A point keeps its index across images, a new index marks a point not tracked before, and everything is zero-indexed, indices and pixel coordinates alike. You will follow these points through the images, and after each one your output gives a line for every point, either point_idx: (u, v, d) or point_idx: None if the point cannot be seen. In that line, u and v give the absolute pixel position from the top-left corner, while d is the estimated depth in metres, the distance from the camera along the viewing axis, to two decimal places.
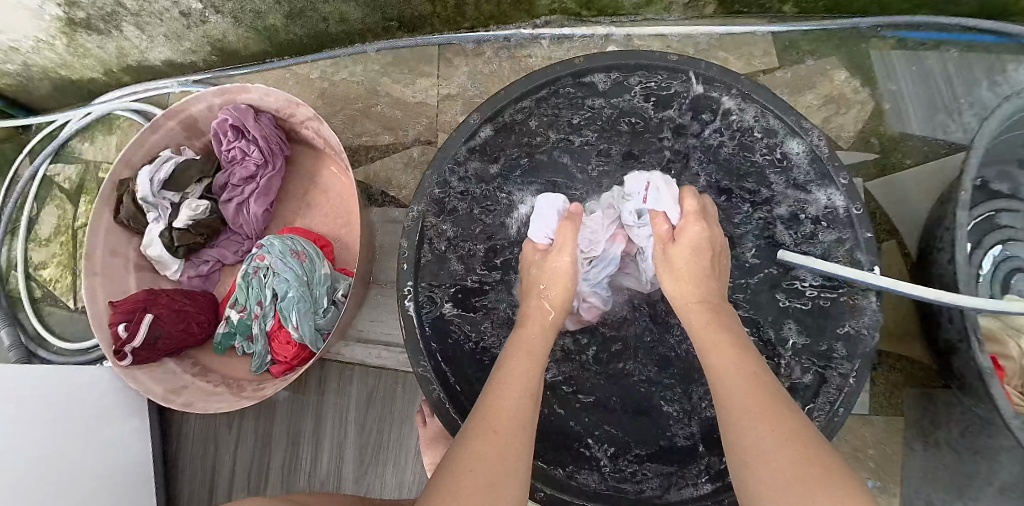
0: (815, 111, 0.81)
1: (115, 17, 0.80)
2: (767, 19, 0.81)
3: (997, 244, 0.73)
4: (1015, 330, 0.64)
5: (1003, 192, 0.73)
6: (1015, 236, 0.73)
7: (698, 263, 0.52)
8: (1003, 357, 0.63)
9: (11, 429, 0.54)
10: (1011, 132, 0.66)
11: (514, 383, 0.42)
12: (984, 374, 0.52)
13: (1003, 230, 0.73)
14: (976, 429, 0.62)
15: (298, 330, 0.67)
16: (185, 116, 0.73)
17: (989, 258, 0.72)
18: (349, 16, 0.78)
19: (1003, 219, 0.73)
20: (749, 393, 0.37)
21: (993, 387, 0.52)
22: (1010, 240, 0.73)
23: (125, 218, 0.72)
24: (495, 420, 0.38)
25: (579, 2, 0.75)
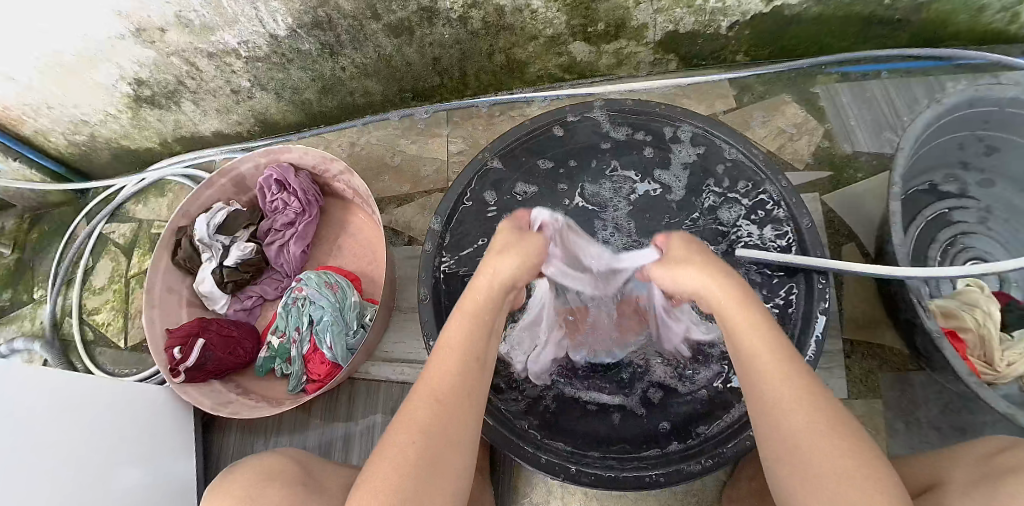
0: (771, 142, 0.95)
1: (176, 94, 0.96)
2: (722, 69, 0.98)
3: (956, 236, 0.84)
4: (969, 306, 0.73)
5: (952, 192, 0.86)
6: (968, 229, 0.84)
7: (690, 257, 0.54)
8: (962, 332, 0.72)
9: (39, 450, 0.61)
10: (943, 139, 0.78)
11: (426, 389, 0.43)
12: (935, 338, 0.64)
13: (956, 225, 0.85)
14: (958, 406, 0.75)
15: (333, 349, 0.77)
16: (235, 174, 0.88)
17: (949, 249, 0.83)
18: (372, 90, 0.95)
19: (956, 216, 0.85)
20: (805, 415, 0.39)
21: (948, 350, 0.63)
22: (965, 233, 0.84)
23: (182, 258, 0.85)
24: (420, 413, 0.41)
25: (563, 67, 0.92)
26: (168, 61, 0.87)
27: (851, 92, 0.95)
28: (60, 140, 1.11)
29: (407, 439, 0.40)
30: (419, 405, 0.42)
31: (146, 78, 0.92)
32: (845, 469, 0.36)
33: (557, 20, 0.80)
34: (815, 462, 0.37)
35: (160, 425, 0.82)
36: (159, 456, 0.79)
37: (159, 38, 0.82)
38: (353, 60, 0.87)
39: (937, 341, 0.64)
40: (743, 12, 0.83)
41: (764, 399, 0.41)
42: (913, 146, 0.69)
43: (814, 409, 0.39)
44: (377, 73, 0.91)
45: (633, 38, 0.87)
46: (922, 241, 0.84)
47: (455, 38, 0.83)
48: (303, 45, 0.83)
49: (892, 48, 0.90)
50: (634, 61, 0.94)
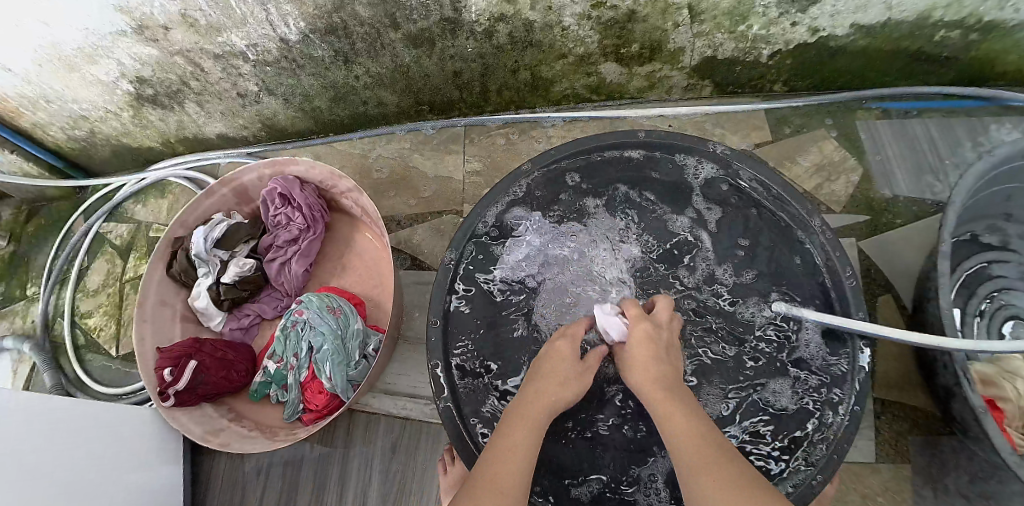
0: (805, 179, 0.90)
1: (180, 94, 0.92)
2: (758, 97, 0.93)
3: (993, 292, 0.79)
4: (1011, 374, 0.69)
5: (995, 245, 0.80)
6: (1010, 285, 0.78)
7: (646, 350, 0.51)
8: (1000, 400, 0.68)
9: (26, 479, 0.58)
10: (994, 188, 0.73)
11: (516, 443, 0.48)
12: (979, 412, 0.59)
13: (996, 279, 0.79)
14: (987, 475, 0.69)
15: (332, 381, 0.72)
16: (238, 184, 0.83)
17: (987, 306, 0.78)
18: (385, 100, 0.90)
19: (996, 270, 0.80)
20: (698, 448, 0.42)
21: (988, 426, 0.59)
22: (1007, 289, 0.78)
23: (178, 272, 0.81)
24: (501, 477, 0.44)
25: (589, 88, 0.87)
26: (172, 60, 0.82)
27: (891, 132, 0.89)
28: (60, 134, 1.07)
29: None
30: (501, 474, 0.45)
31: (149, 77, 0.87)
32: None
33: (589, 38, 0.75)
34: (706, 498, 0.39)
35: (148, 447, 0.78)
36: (145, 479, 0.75)
37: (163, 37, 0.77)
38: (367, 70, 0.82)
39: (979, 416, 0.59)
40: (785, 41, 0.77)
41: (677, 447, 0.43)
42: (963, 199, 0.64)
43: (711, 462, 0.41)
44: (393, 83, 0.86)
45: (666, 62, 0.81)
46: (958, 296, 0.79)
47: (478, 52, 0.78)
48: (316, 51, 0.78)
49: (933, 84, 0.84)
50: (665, 85, 0.89)
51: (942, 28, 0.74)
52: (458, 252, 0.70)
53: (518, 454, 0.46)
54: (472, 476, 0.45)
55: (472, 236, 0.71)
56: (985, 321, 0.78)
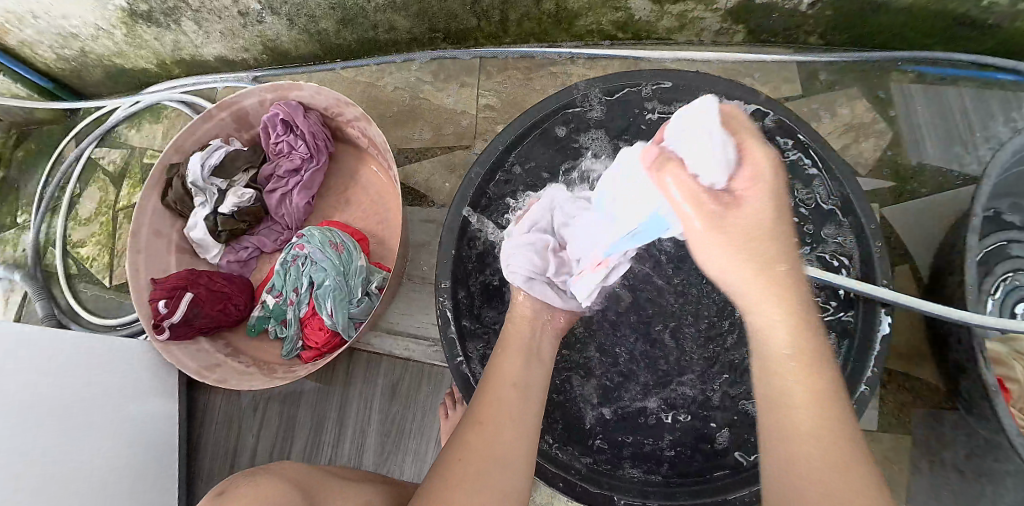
0: (835, 141, 0.85)
1: (175, 12, 0.85)
2: (794, 49, 0.86)
3: (1008, 272, 0.75)
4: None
5: (1015, 223, 0.76)
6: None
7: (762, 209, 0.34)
8: (1011, 381, 0.66)
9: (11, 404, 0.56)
10: None
11: (503, 380, 0.48)
12: (990, 392, 0.56)
13: (1013, 260, 0.75)
14: None
15: (333, 318, 0.70)
16: (237, 109, 0.78)
17: (1000, 286, 0.75)
18: (397, 25, 0.83)
19: (1015, 250, 0.76)
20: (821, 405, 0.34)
21: (1000, 408, 0.55)
22: (1020, 270, 0.75)
23: (173, 201, 0.77)
24: (483, 412, 0.45)
25: (617, 24, 0.81)
26: None
27: (932, 95, 0.84)
28: (48, 53, 1.00)
29: (458, 456, 0.42)
30: (494, 423, 0.44)
31: None
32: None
33: None
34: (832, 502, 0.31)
35: (145, 379, 0.76)
36: (140, 409, 0.74)
37: None
38: None
39: (991, 397, 0.56)
40: None
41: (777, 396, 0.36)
42: (996, 177, 0.60)
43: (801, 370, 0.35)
44: (406, 7, 0.79)
45: (703, 1, 0.75)
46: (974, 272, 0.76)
47: None
48: None
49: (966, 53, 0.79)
50: (698, 27, 0.82)
51: None
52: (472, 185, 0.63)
53: (500, 389, 0.47)
54: (465, 414, 0.47)
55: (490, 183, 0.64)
56: (997, 303, 0.75)
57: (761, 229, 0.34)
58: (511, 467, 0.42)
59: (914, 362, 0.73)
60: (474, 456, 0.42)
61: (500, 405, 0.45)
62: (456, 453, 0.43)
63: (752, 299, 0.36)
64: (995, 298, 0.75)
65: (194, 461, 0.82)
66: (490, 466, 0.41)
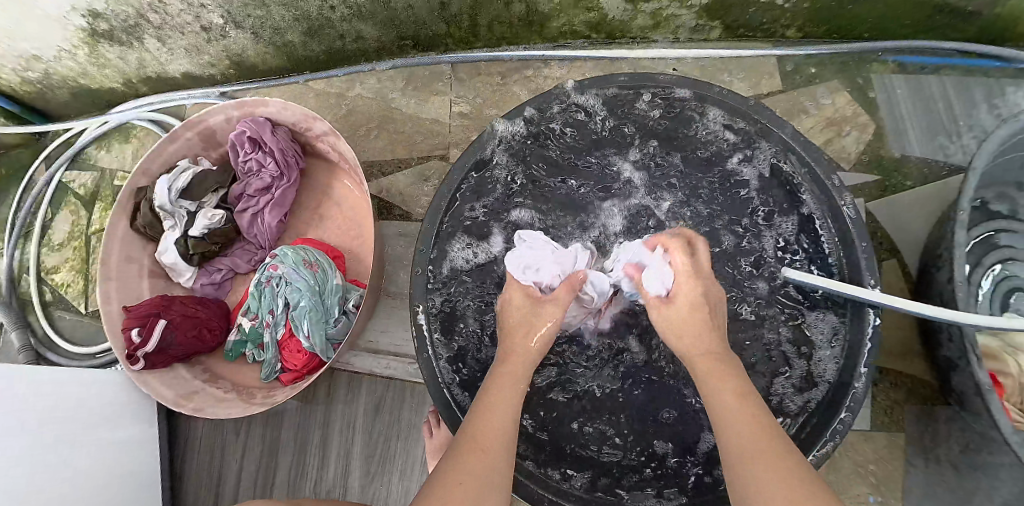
0: (817, 134, 0.84)
1: (137, 29, 0.82)
2: (771, 42, 0.85)
3: (997, 263, 0.74)
4: (1014, 349, 0.66)
5: (1002, 213, 0.75)
6: (1014, 256, 0.74)
7: (698, 319, 0.51)
8: (1003, 374, 0.65)
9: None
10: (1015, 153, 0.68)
11: (501, 405, 0.45)
12: (983, 390, 0.55)
13: (1001, 250, 0.74)
14: (976, 447, 0.66)
15: (310, 339, 0.68)
16: (204, 128, 0.75)
17: (989, 277, 0.74)
18: (365, 34, 0.81)
19: (1003, 240, 0.75)
20: (742, 420, 0.40)
21: (993, 405, 0.55)
22: (1010, 260, 0.74)
23: (142, 225, 0.75)
24: (482, 438, 0.41)
25: (590, 25, 0.79)
26: None
27: (913, 84, 0.82)
28: (11, 76, 0.97)
29: (453, 483, 0.36)
30: (495, 448, 0.40)
31: (101, 10, 0.78)
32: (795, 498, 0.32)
33: None
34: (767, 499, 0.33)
35: (123, 409, 0.74)
36: (120, 440, 0.72)
37: None
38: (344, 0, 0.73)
39: (984, 394, 0.55)
40: None
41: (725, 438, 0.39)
42: (985, 166, 0.59)
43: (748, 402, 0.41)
44: (373, 16, 0.77)
45: None
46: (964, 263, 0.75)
47: None
48: None
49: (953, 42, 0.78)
50: (672, 25, 0.80)
51: None
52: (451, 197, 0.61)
53: (500, 413, 0.44)
54: (460, 433, 0.42)
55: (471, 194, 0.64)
56: (988, 294, 0.74)
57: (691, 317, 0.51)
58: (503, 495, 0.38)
59: (901, 357, 0.73)
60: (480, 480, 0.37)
61: (499, 429, 0.42)
62: (448, 473, 0.38)
63: (699, 358, 0.48)
64: (983, 289, 0.74)
65: (178, 490, 0.81)
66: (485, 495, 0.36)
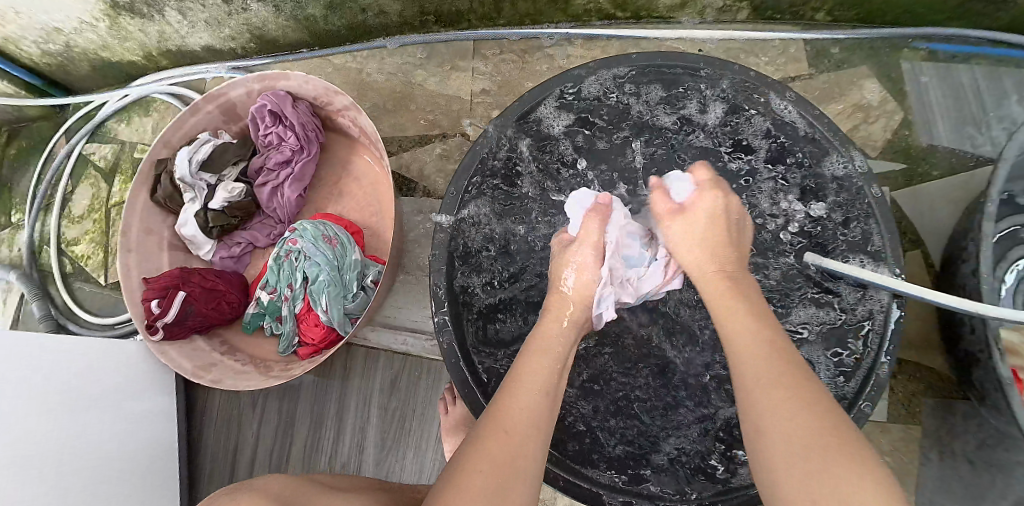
0: (844, 120, 0.82)
1: (158, 1, 0.82)
2: (801, 25, 0.83)
3: (1022, 258, 0.72)
4: None
5: None
6: None
7: (714, 231, 0.53)
8: None
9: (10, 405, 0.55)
10: None
11: (530, 380, 0.44)
12: (1003, 383, 0.54)
13: None
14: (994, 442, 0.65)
15: (328, 313, 0.68)
16: (224, 101, 0.75)
17: (1013, 272, 0.72)
18: (386, 9, 0.80)
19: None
20: (779, 400, 0.35)
21: (1014, 399, 0.53)
22: None
23: (163, 197, 0.75)
24: (506, 421, 0.39)
25: (615, 2, 0.77)
26: None
27: (948, 69, 0.80)
28: (33, 48, 0.98)
29: (477, 465, 0.35)
30: (521, 429, 0.39)
31: None
32: (828, 477, 0.29)
33: None
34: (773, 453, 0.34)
35: (143, 378, 0.75)
36: (140, 407, 0.74)
37: None
38: None
39: (1005, 388, 0.53)
40: None
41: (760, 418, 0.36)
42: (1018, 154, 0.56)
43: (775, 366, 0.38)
44: None
45: None
46: None
47: None
48: None
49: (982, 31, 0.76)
50: (700, 4, 0.79)
51: None
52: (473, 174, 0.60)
53: (528, 391, 0.43)
54: (484, 415, 0.41)
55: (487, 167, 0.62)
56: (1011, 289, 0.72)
57: (718, 258, 0.51)
58: (533, 479, 0.37)
59: (923, 350, 0.71)
60: (511, 456, 0.36)
61: (526, 413, 0.40)
62: (473, 458, 0.36)
63: (728, 335, 0.44)
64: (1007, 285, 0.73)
65: (195, 460, 0.82)
66: (510, 481, 0.35)
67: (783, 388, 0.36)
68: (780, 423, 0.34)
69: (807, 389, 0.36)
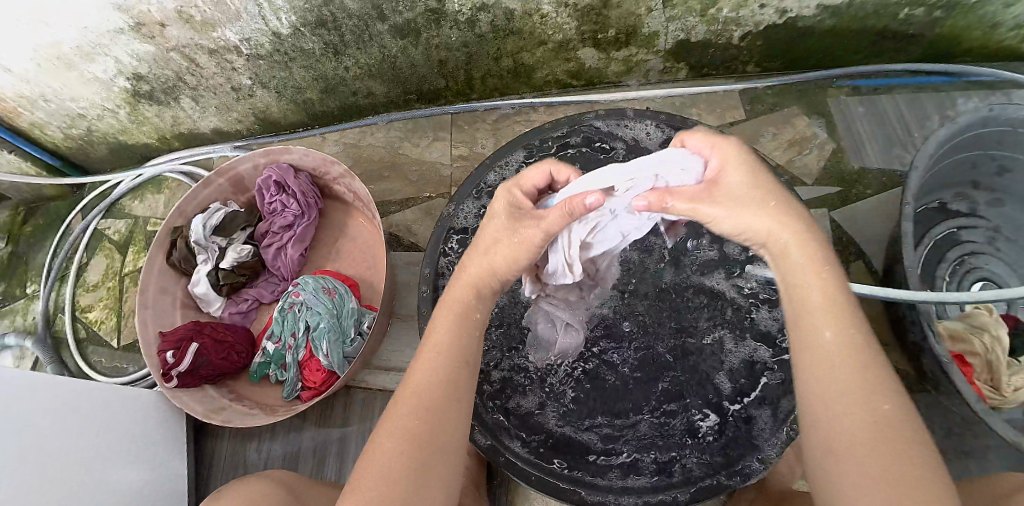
0: (780, 155, 0.93)
1: (175, 90, 0.94)
2: (733, 79, 0.97)
3: (960, 257, 0.82)
4: (977, 330, 0.73)
5: (963, 211, 0.84)
6: (976, 249, 0.82)
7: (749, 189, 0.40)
8: (970, 356, 0.71)
9: (43, 447, 0.61)
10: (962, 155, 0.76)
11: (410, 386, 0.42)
12: (944, 363, 0.62)
13: (964, 244, 0.83)
14: None
15: (328, 357, 0.75)
16: (234, 174, 0.86)
17: (955, 270, 0.82)
18: (375, 91, 0.93)
19: (965, 235, 0.83)
20: (853, 387, 0.36)
21: (955, 375, 0.61)
22: (972, 253, 0.82)
23: (178, 260, 0.84)
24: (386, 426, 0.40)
25: (570, 73, 0.91)
26: (168, 56, 0.85)
27: (864, 107, 0.93)
28: (57, 133, 1.09)
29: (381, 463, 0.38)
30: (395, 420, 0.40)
31: (144, 73, 0.90)
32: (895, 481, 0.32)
33: (568, 25, 0.78)
34: (834, 443, 0.35)
35: (154, 426, 0.81)
36: (151, 453, 0.78)
37: (160, 34, 0.80)
38: (357, 61, 0.85)
39: (945, 366, 0.62)
40: (755, 23, 0.81)
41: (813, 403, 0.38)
42: (925, 167, 0.67)
43: (849, 362, 0.36)
44: (381, 73, 0.88)
45: (643, 46, 0.85)
46: (929, 261, 0.83)
47: (462, 41, 0.81)
48: (306, 44, 0.81)
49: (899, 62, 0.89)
50: (643, 69, 0.92)
51: (906, 6, 0.78)
52: (459, 209, 0.71)
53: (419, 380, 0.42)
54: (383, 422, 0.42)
55: (470, 204, 0.72)
56: (956, 283, 0.81)
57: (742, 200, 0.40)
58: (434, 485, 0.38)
59: None
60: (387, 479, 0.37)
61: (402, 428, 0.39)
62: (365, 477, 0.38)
63: (819, 304, 0.39)
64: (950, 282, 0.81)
65: None
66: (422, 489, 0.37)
67: (853, 367, 0.36)
68: (825, 392, 0.37)
69: (872, 368, 0.36)
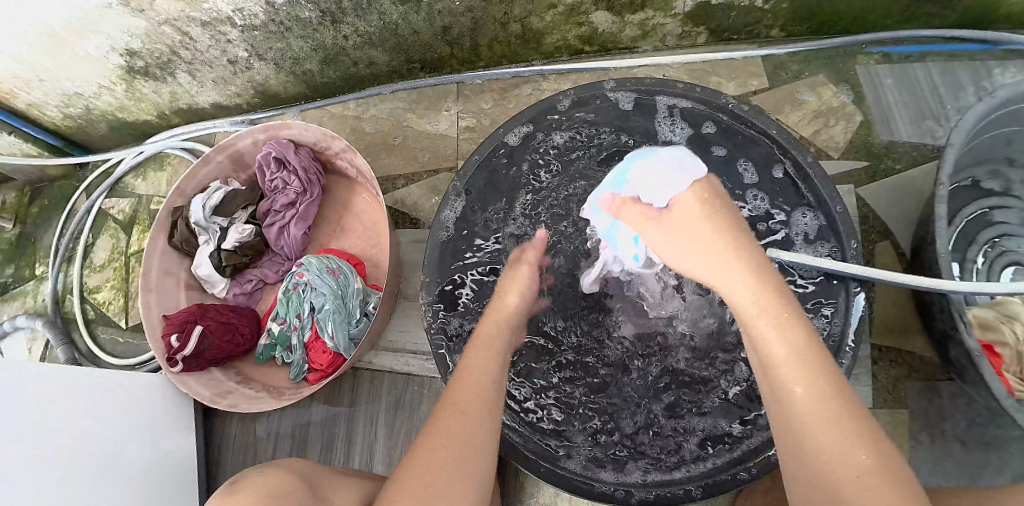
0: (804, 127, 0.88)
1: (170, 65, 0.91)
2: (757, 44, 0.90)
3: (992, 239, 0.77)
4: (1009, 319, 0.69)
5: (995, 191, 0.78)
6: (1010, 231, 0.77)
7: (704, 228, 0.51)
8: (1001, 345, 0.67)
9: (57, 431, 0.61)
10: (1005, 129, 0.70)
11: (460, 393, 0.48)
12: (974, 356, 0.58)
13: (997, 226, 0.77)
14: None
15: (334, 338, 0.73)
16: (233, 150, 0.83)
17: (985, 253, 0.77)
18: (376, 60, 0.88)
19: (998, 216, 0.78)
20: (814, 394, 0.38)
21: (985, 369, 0.57)
22: (1005, 236, 0.77)
23: (180, 240, 0.82)
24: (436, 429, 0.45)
25: (582, 38, 0.85)
26: (160, 31, 0.81)
27: (897, 74, 0.87)
28: (55, 112, 1.06)
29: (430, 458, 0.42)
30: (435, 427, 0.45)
31: (137, 48, 0.86)
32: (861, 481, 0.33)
33: None
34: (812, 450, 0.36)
35: (164, 409, 0.80)
36: (161, 435, 0.78)
37: (149, 7, 0.76)
38: (356, 29, 0.80)
39: (975, 360, 0.58)
40: None
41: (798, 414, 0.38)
42: (964, 141, 0.62)
43: (812, 374, 0.38)
44: (382, 42, 0.84)
45: (659, 9, 0.79)
46: (958, 244, 0.78)
47: (466, 5, 0.76)
48: (302, 12, 0.76)
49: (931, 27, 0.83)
50: (660, 33, 0.86)
51: None
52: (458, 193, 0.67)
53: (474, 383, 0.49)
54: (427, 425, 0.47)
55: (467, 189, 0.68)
56: (985, 269, 0.77)
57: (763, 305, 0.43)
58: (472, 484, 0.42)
59: (899, 335, 0.75)
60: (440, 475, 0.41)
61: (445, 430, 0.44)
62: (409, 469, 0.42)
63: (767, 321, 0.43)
64: (981, 265, 0.77)
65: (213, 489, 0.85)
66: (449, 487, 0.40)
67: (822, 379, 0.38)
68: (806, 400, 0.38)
69: (837, 380, 0.38)
